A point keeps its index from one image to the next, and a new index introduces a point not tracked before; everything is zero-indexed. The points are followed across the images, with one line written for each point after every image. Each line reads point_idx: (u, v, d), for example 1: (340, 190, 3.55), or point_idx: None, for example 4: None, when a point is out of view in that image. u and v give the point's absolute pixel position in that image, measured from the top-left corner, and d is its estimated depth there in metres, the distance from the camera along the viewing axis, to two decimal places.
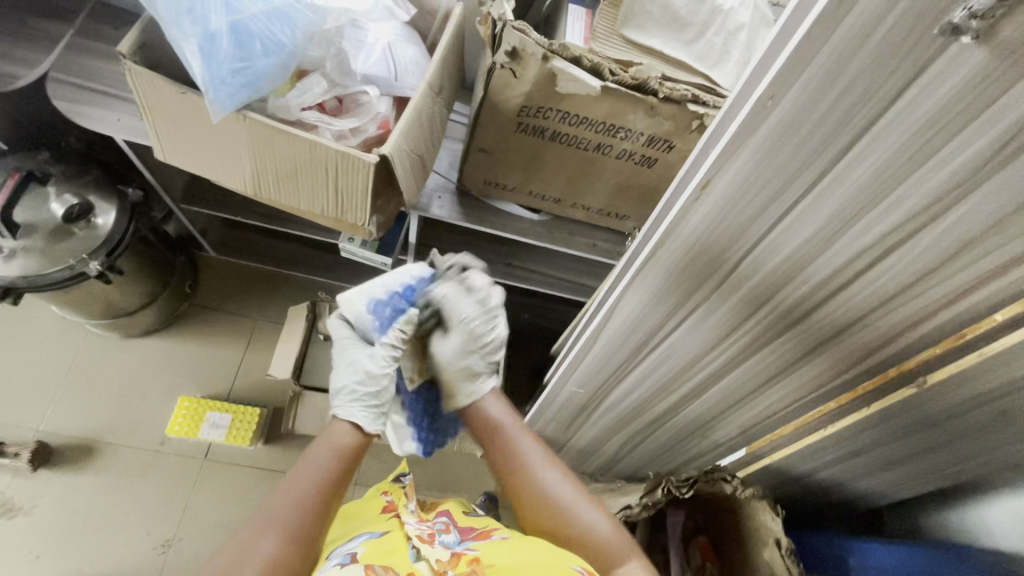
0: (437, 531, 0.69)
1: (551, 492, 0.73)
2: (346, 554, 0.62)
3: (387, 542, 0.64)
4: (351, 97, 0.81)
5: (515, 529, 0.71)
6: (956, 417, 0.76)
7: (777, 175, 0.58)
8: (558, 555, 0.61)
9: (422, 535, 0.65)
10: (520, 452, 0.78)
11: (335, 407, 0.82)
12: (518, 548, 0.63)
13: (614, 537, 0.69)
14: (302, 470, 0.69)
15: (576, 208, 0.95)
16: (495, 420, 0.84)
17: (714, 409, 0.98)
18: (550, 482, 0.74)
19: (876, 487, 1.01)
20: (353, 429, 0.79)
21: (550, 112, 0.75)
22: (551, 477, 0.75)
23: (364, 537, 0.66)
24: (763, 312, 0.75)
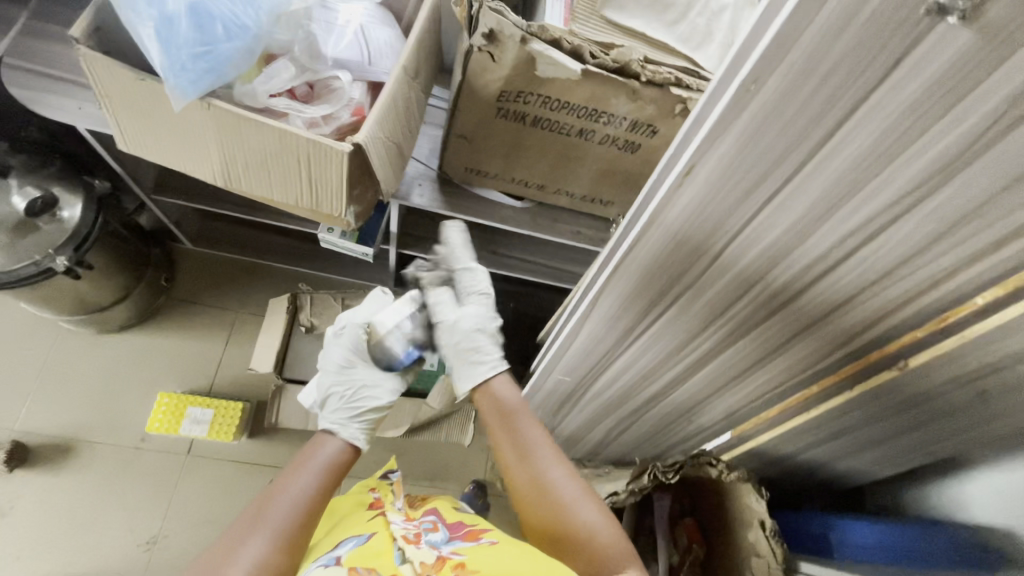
0: (424, 530, 0.69)
1: (550, 481, 0.71)
2: (332, 556, 0.62)
3: (371, 544, 0.63)
4: (322, 83, 0.78)
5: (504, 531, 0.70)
6: (936, 398, 0.77)
7: (761, 161, 0.57)
8: (544, 562, 0.61)
9: (408, 537, 0.65)
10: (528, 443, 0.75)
11: (323, 423, 0.84)
12: (506, 553, 0.62)
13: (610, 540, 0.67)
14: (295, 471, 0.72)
15: (559, 194, 0.93)
16: (507, 408, 0.79)
17: (699, 394, 0.98)
18: (553, 480, 0.72)
19: (857, 466, 1.03)
20: (348, 445, 0.81)
21: (530, 97, 0.73)
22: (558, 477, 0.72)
23: (350, 538, 0.65)
24: (747, 298, 0.74)
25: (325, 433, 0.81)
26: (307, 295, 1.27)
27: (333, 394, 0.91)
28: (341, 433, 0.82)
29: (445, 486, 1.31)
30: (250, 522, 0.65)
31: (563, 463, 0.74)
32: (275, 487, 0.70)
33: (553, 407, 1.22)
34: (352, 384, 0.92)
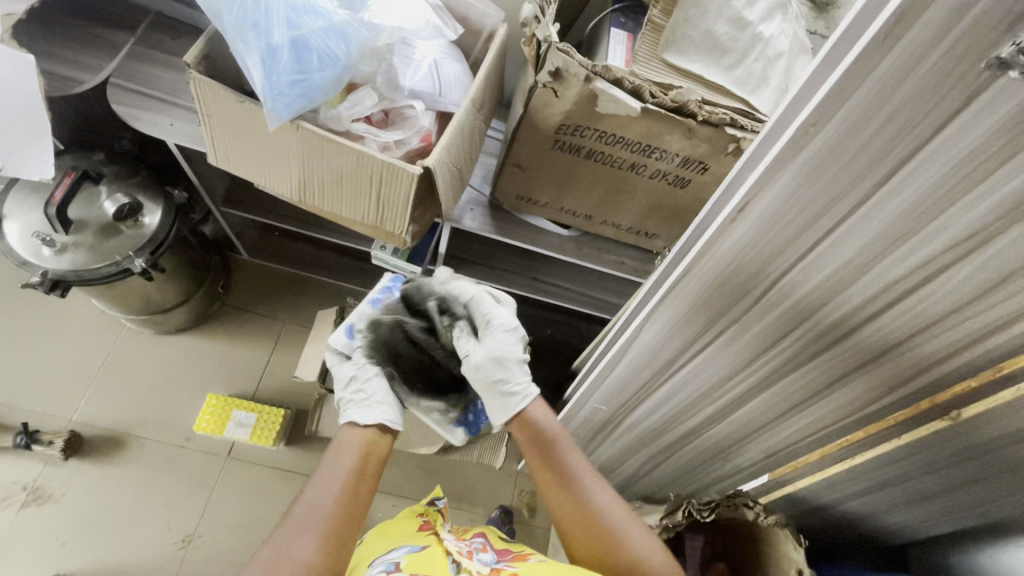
0: (474, 549, 0.70)
1: (604, 516, 0.74)
2: (390, 562, 0.63)
3: (427, 557, 0.64)
4: (397, 111, 0.83)
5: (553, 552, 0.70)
6: (992, 455, 0.75)
7: (815, 201, 0.58)
8: None
9: (461, 551, 0.66)
10: (570, 462, 0.79)
11: (342, 419, 0.85)
12: (558, 569, 0.64)
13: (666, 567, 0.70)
14: (333, 462, 0.75)
15: (606, 225, 0.96)
16: (548, 435, 0.82)
17: (738, 432, 0.97)
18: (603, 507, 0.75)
19: (905, 522, 0.98)
20: (353, 427, 0.83)
21: (588, 131, 0.76)
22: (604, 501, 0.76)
23: (405, 550, 0.66)
24: (794, 336, 0.74)
25: (346, 427, 0.83)
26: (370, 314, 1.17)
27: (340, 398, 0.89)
28: (353, 419, 0.84)
29: (471, 510, 1.30)
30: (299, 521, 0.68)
31: (611, 490, 0.78)
32: (316, 482, 0.72)
33: (586, 437, 1.21)
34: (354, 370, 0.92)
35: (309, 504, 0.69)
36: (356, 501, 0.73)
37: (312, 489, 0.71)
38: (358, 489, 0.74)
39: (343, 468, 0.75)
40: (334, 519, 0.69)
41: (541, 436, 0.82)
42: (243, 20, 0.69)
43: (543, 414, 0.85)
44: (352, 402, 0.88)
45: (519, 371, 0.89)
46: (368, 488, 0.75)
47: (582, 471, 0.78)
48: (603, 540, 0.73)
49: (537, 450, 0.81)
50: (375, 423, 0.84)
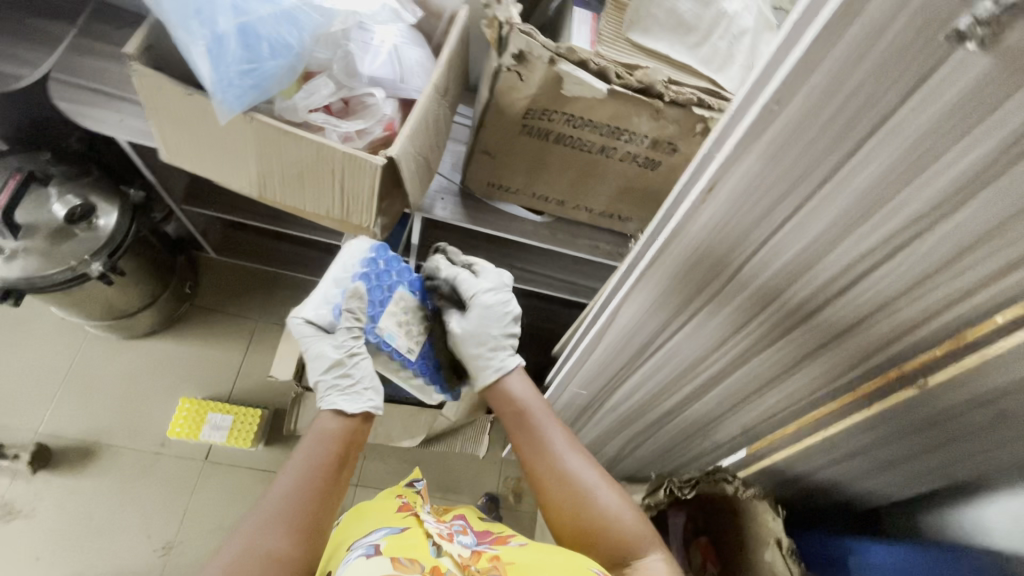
0: (455, 531, 0.68)
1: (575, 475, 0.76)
2: (369, 546, 0.60)
3: (408, 538, 0.62)
4: (357, 99, 0.81)
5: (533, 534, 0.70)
6: (959, 419, 0.77)
7: (781, 181, 0.58)
8: (576, 558, 0.63)
9: (442, 533, 0.65)
10: (543, 433, 0.80)
11: (323, 408, 0.81)
12: (539, 551, 0.65)
13: (637, 525, 0.72)
14: (315, 446, 0.75)
15: (578, 209, 0.95)
16: (520, 402, 0.84)
17: (715, 410, 0.98)
18: (576, 467, 0.76)
19: (877, 487, 1.01)
20: (337, 416, 0.80)
21: (555, 114, 0.75)
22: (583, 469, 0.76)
23: (384, 532, 0.64)
24: (765, 314, 0.75)
25: (324, 421, 0.79)
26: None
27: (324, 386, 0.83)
28: (337, 408, 0.80)
29: (458, 499, 1.30)
30: (272, 515, 0.66)
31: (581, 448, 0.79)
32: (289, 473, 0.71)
33: (568, 422, 1.22)
34: (335, 353, 0.86)
35: (284, 496, 0.68)
36: (333, 491, 0.72)
37: (285, 478, 0.70)
38: (336, 477, 0.73)
39: (322, 456, 0.74)
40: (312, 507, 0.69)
41: (515, 404, 0.84)
42: (185, 7, 0.65)
43: (522, 381, 0.87)
44: (339, 388, 0.83)
45: (504, 345, 0.90)
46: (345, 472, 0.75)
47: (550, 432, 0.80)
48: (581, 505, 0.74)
49: (511, 421, 0.83)
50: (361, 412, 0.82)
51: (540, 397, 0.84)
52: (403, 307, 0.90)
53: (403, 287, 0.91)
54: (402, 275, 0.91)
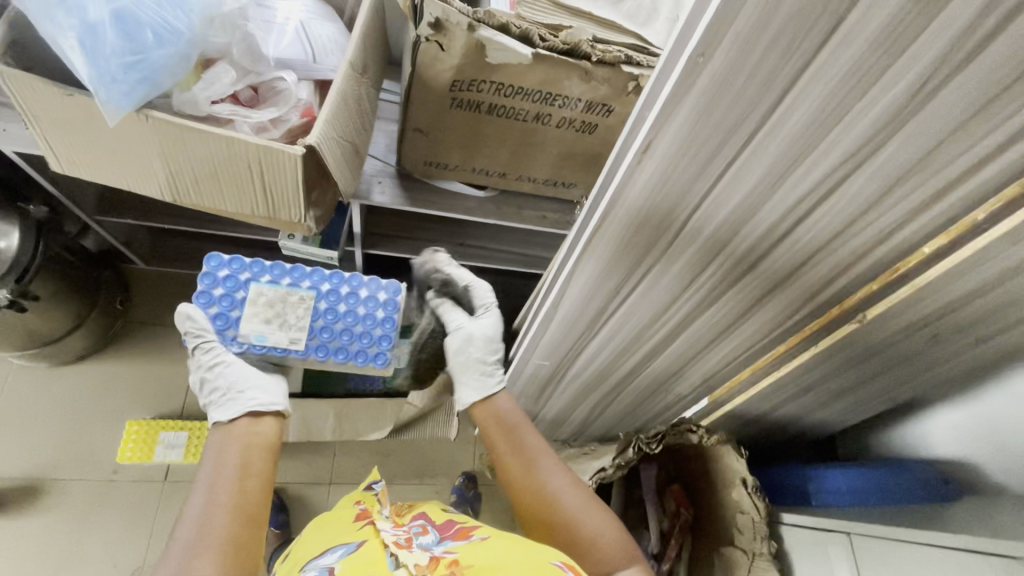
0: (414, 535, 0.69)
1: (558, 493, 0.78)
2: (323, 569, 0.61)
3: (363, 555, 0.62)
4: (266, 85, 0.76)
5: (495, 526, 0.70)
6: (896, 344, 0.82)
7: (713, 136, 0.57)
8: (535, 551, 0.63)
9: (399, 542, 0.64)
10: (528, 446, 0.84)
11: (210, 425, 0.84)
12: (498, 549, 0.63)
13: (619, 542, 0.74)
14: (216, 464, 0.74)
15: (521, 180, 0.93)
16: (510, 420, 0.88)
17: (674, 364, 1.01)
18: (558, 486, 0.79)
19: (829, 416, 1.08)
20: (223, 426, 0.82)
21: (484, 84, 0.72)
22: (565, 490, 0.79)
23: (340, 551, 0.65)
24: (712, 269, 0.76)
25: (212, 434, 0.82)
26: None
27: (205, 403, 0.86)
28: (217, 419, 0.83)
29: (436, 483, 1.29)
30: (196, 534, 0.65)
31: (564, 468, 0.82)
32: (196, 501, 0.70)
33: (535, 393, 1.22)
34: (200, 373, 0.88)
35: (192, 520, 0.67)
36: (244, 501, 0.71)
37: (195, 501, 0.69)
38: (242, 487, 0.72)
39: (225, 471, 0.73)
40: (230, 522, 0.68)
41: (502, 422, 0.87)
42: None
43: (505, 401, 0.91)
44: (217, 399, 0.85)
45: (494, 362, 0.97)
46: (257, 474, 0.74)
47: (536, 448, 0.83)
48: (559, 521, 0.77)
49: (497, 433, 0.86)
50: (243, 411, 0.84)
51: (524, 412, 0.88)
52: (266, 302, 0.87)
53: (256, 282, 0.88)
54: (253, 270, 0.89)
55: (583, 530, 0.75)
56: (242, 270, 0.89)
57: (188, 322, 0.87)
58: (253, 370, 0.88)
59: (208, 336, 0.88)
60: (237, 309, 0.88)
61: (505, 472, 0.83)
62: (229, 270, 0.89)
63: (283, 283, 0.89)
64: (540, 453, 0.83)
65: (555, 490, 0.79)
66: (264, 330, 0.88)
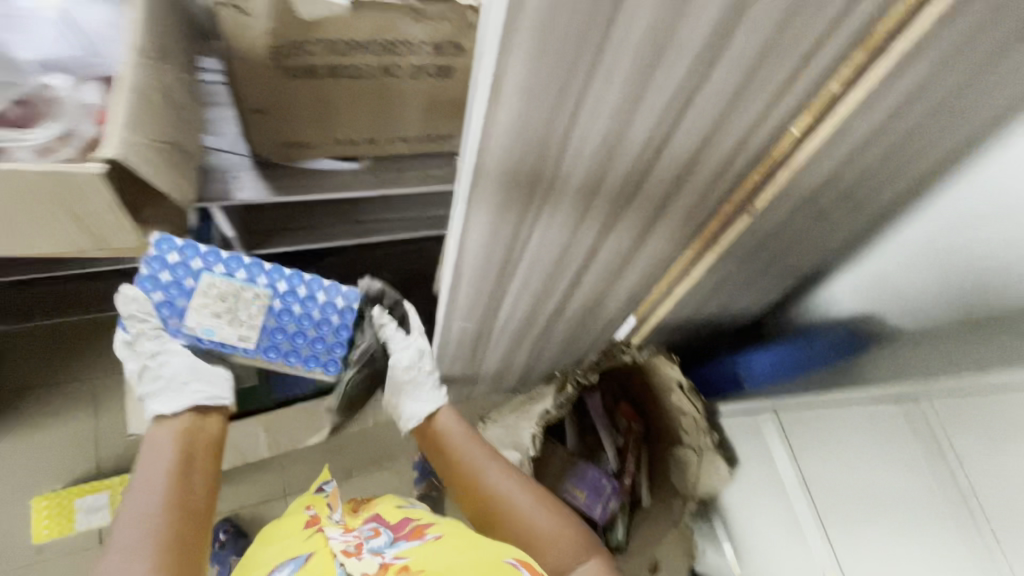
0: (365, 539, 0.65)
1: (508, 496, 0.80)
2: None
3: (310, 569, 0.58)
4: (35, 98, 0.77)
5: (449, 524, 0.68)
6: (787, 225, 0.86)
7: (560, 61, 0.53)
8: (491, 553, 0.60)
9: (349, 549, 0.60)
10: (477, 461, 0.85)
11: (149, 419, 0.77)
12: (454, 552, 0.60)
13: (573, 538, 0.75)
14: (153, 466, 0.69)
15: (393, 142, 0.86)
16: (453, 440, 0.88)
17: (593, 294, 1.01)
18: (509, 491, 0.80)
19: (746, 304, 1.14)
20: (158, 419, 0.75)
21: (312, 46, 0.63)
22: (520, 502, 0.79)
23: (286, 564, 0.61)
24: (602, 196, 0.74)
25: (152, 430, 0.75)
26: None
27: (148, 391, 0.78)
28: (156, 413, 0.76)
29: (395, 466, 1.26)
30: (132, 534, 0.60)
31: (514, 474, 0.84)
32: (133, 505, 0.64)
33: (470, 355, 1.21)
34: (139, 360, 0.79)
35: (133, 518, 0.62)
36: (190, 493, 0.68)
37: (131, 504, 0.64)
38: (186, 478, 0.69)
39: (162, 469, 0.69)
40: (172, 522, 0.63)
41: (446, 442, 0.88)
42: None
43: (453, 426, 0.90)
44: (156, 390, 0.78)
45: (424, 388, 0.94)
46: (195, 475, 0.71)
47: (488, 466, 0.84)
48: (506, 515, 0.79)
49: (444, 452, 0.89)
50: (186, 407, 0.77)
51: (470, 430, 0.90)
52: (218, 295, 0.78)
53: (207, 271, 0.77)
54: (205, 258, 0.77)
55: (534, 530, 0.76)
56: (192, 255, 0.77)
57: (128, 305, 0.77)
58: (198, 360, 0.82)
59: (152, 324, 0.79)
60: (183, 300, 0.78)
61: (459, 491, 0.84)
62: (174, 253, 0.77)
63: (240, 276, 0.79)
64: (494, 469, 0.83)
65: (505, 494, 0.80)
66: (212, 324, 0.80)
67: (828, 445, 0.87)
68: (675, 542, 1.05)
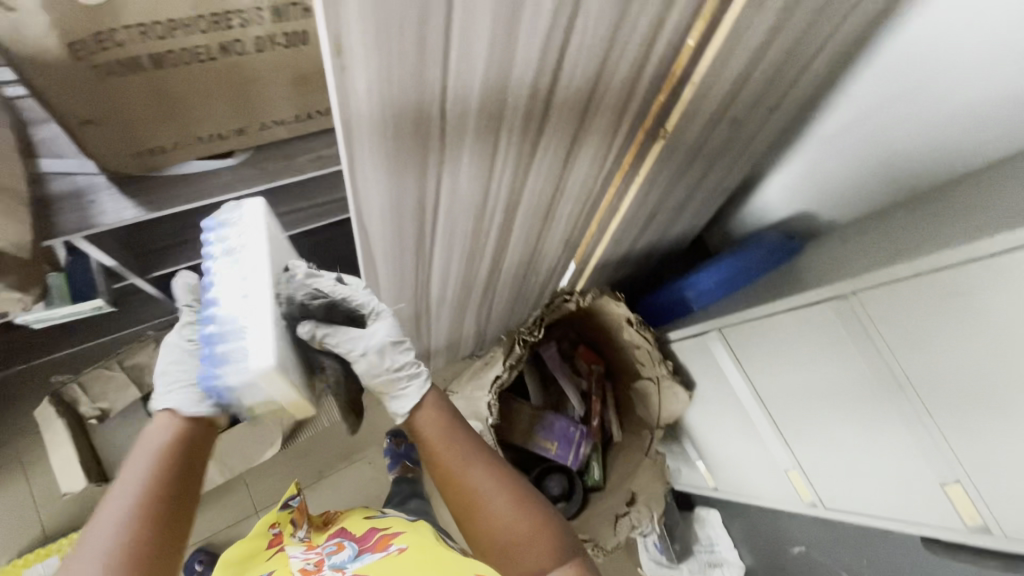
0: (327, 555, 0.63)
1: (510, 524, 0.62)
2: None
3: None
4: None
5: (417, 534, 0.64)
6: (706, 142, 0.82)
7: (407, 13, 0.45)
8: (452, 565, 0.56)
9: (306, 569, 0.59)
10: (455, 460, 0.65)
11: None
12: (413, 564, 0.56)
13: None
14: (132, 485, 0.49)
15: (267, 128, 0.76)
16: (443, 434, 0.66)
17: (526, 250, 0.97)
18: (510, 516, 0.62)
19: (683, 227, 1.12)
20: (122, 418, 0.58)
21: (119, 33, 0.54)
22: (501, 512, 0.63)
23: None
24: (505, 152, 0.67)
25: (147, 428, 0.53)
26: (73, 384, 0.98)
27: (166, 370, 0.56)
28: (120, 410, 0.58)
29: (366, 455, 1.25)
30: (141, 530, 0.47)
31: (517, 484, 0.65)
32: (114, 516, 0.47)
33: (417, 331, 1.16)
34: None
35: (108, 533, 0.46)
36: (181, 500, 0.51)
37: (126, 480, 0.49)
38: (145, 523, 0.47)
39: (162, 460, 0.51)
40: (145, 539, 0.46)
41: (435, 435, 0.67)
42: None
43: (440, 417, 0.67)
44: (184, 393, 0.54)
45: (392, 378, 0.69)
46: (201, 429, 0.55)
47: (485, 478, 0.64)
48: (507, 544, 0.61)
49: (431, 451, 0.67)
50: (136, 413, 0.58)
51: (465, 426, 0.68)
52: None
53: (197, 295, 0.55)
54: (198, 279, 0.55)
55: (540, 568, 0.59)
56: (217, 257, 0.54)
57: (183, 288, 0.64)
58: None
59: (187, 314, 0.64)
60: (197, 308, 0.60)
61: (452, 501, 0.65)
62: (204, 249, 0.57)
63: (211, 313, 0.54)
64: (477, 466, 0.65)
65: (507, 520, 0.62)
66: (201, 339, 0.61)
67: (785, 346, 0.83)
68: (649, 469, 1.08)
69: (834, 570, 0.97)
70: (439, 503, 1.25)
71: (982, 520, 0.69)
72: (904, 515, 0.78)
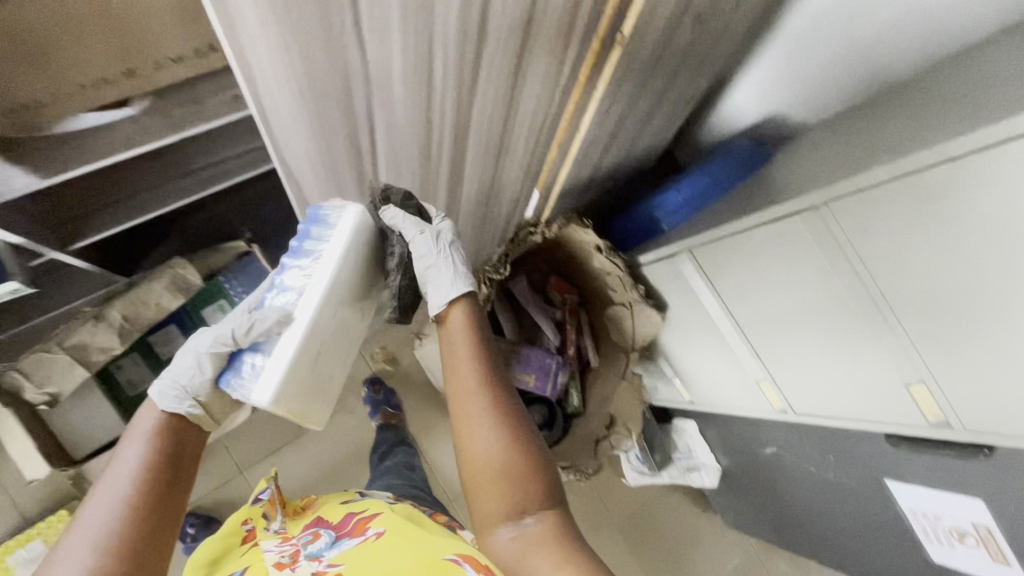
0: (303, 545, 0.62)
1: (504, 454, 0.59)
2: None
3: None
4: None
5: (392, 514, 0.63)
6: (670, 47, 0.73)
7: None
8: (429, 544, 0.56)
9: (282, 562, 0.58)
10: (464, 379, 0.63)
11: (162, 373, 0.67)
12: (386, 551, 0.55)
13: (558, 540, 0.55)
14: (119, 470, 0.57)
15: (160, 67, 0.65)
16: (463, 340, 0.66)
17: (483, 184, 0.90)
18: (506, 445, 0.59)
19: (649, 143, 1.05)
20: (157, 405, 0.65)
21: None
22: (489, 447, 0.59)
23: None
24: (440, 78, 0.58)
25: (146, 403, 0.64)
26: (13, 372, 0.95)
27: (200, 357, 0.65)
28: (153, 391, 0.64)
29: (346, 405, 1.24)
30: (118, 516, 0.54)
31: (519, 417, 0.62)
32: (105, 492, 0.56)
33: None
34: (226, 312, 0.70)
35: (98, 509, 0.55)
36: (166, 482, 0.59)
37: (125, 457, 0.59)
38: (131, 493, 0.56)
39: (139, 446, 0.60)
40: (137, 519, 0.54)
41: (458, 341, 0.66)
42: None
43: (461, 328, 0.66)
44: (203, 384, 0.65)
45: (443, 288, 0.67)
46: (191, 431, 0.65)
47: (495, 394, 0.62)
48: (496, 472, 0.58)
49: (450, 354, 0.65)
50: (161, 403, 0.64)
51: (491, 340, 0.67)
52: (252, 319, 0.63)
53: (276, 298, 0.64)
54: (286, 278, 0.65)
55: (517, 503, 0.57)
56: (308, 262, 0.65)
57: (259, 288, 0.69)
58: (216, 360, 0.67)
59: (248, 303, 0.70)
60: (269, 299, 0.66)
61: (455, 410, 0.63)
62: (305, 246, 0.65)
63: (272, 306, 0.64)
64: (482, 393, 0.62)
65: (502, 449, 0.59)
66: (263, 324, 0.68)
67: (755, 253, 0.80)
68: (627, 392, 1.09)
69: (804, 466, 1.02)
70: (425, 444, 1.26)
71: (942, 414, 0.71)
72: (866, 415, 0.82)
